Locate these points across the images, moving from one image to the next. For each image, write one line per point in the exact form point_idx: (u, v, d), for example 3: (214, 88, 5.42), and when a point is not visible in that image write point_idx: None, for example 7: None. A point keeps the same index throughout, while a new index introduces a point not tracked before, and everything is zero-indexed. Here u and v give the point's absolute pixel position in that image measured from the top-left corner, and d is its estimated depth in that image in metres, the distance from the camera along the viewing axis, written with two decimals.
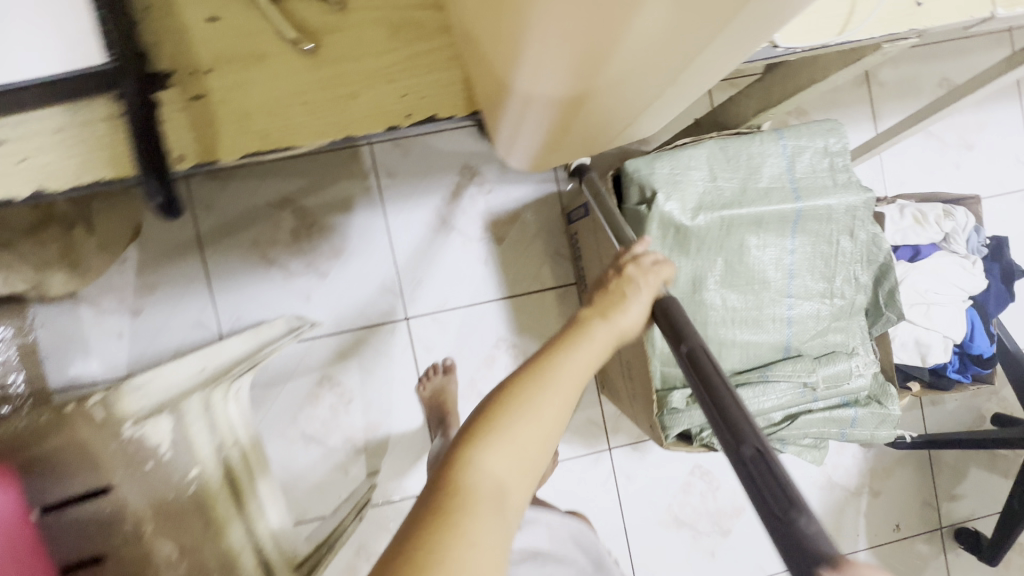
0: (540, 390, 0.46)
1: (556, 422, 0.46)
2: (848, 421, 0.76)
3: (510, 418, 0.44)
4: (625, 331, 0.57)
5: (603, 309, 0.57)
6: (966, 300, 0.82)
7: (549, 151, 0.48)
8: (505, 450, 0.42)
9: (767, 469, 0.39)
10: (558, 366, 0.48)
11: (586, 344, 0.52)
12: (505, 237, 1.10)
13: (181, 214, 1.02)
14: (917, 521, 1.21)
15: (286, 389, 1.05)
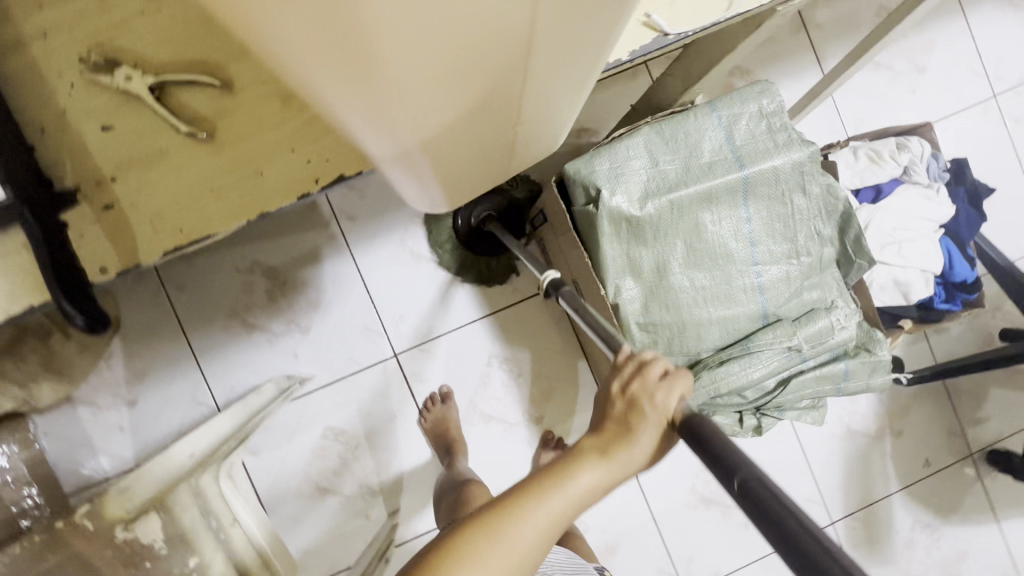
0: (490, 544, 0.43)
1: (505, 571, 0.42)
2: (840, 375, 0.75)
3: (451, 566, 0.42)
4: (626, 467, 0.47)
5: (605, 439, 0.48)
6: (936, 231, 0.80)
7: (455, 181, 0.45)
8: None
9: None
10: (521, 519, 0.44)
11: (566, 490, 0.45)
12: (475, 256, 1.10)
13: (155, 300, 1.03)
14: (946, 453, 1.18)
15: (291, 448, 1.05)
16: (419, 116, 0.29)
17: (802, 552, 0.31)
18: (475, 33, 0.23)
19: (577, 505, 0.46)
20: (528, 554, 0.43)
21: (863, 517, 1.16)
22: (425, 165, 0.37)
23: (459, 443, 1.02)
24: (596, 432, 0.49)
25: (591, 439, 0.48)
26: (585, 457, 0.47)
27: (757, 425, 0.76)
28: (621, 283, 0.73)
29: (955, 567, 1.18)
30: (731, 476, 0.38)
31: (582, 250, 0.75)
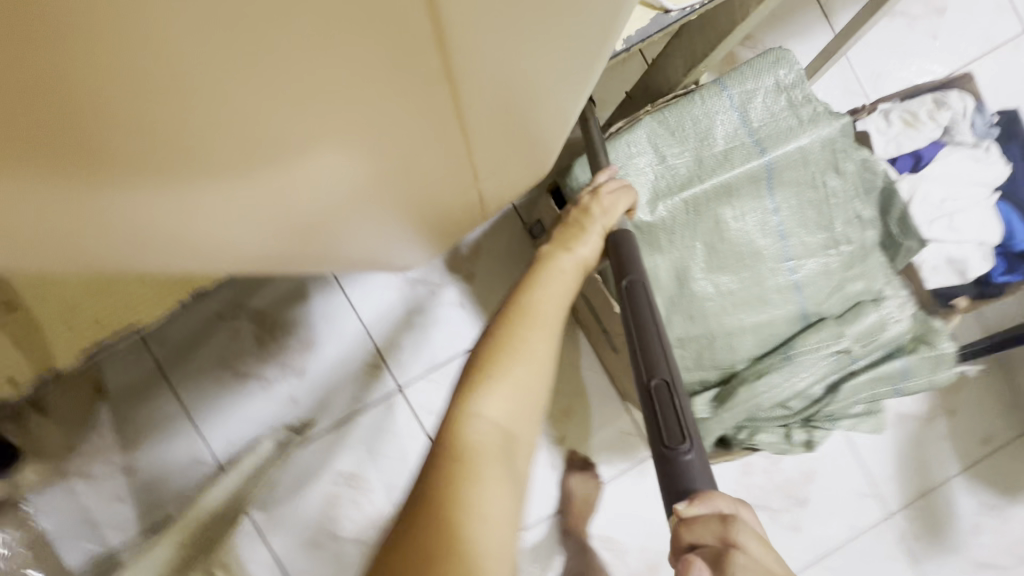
0: (513, 337, 0.46)
1: (542, 356, 0.46)
2: (898, 375, 0.65)
3: (489, 373, 0.44)
4: (589, 258, 0.55)
5: (567, 238, 0.55)
6: (992, 196, 0.70)
7: (440, 214, 0.45)
8: (501, 402, 0.43)
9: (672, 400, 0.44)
10: (529, 307, 0.48)
11: (553, 278, 0.51)
12: (474, 272, 1.01)
13: (139, 359, 0.96)
14: (1007, 428, 1.09)
15: (301, 498, 0.99)
16: (336, 192, 0.29)
17: (638, 314, 0.48)
18: (330, 144, 0.23)
19: (568, 285, 0.52)
20: (549, 336, 0.48)
21: (922, 506, 1.07)
22: (368, 230, 0.39)
23: None
24: (557, 238, 0.56)
25: (554, 245, 0.55)
26: (558, 255, 0.53)
27: (807, 440, 0.66)
28: None
29: None
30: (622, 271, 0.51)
31: None
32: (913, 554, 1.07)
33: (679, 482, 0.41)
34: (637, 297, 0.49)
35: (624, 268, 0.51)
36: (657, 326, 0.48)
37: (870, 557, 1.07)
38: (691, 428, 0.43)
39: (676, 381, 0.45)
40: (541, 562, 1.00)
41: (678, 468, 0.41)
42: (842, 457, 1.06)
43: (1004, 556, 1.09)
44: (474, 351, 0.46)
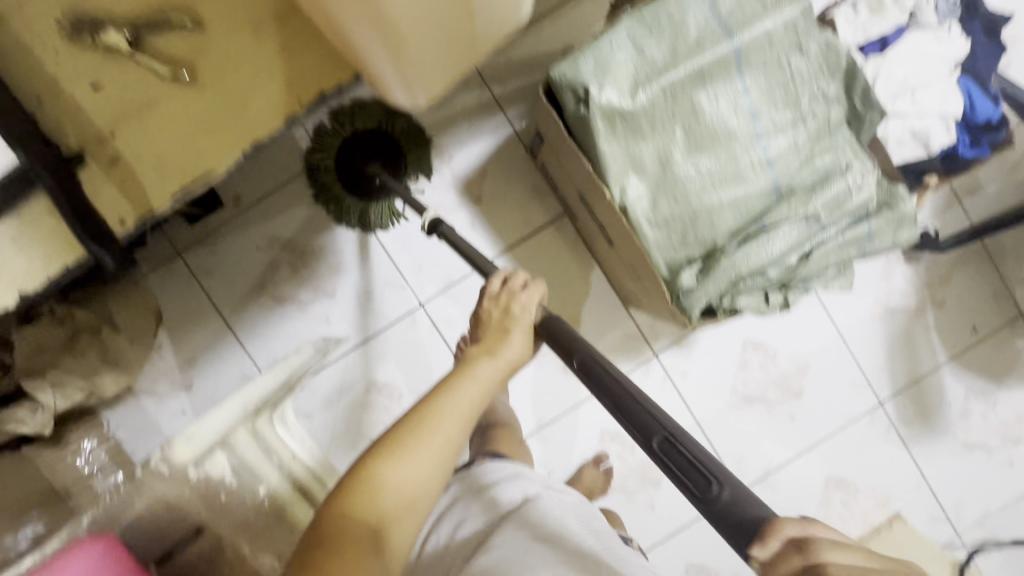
0: (413, 445, 0.50)
1: (430, 463, 0.50)
2: (864, 237, 0.73)
3: (381, 469, 0.49)
4: (513, 361, 0.57)
5: (489, 343, 0.57)
6: (954, 71, 0.76)
7: (405, 29, 0.44)
8: (376, 506, 0.48)
9: (678, 451, 0.43)
10: (437, 418, 0.51)
11: (467, 385, 0.53)
12: (481, 195, 1.10)
13: (189, 289, 1.09)
14: (993, 315, 1.15)
15: (339, 405, 1.11)
16: None
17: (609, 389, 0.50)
18: None
19: (479, 394, 0.54)
20: (446, 446, 0.51)
21: (912, 394, 1.15)
22: None
23: None
24: (482, 339, 0.59)
25: (477, 347, 0.57)
26: (478, 360, 0.56)
27: (783, 301, 0.76)
28: (626, 183, 0.73)
29: (1015, 429, 1.16)
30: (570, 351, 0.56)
31: (581, 153, 0.75)
32: (904, 439, 1.15)
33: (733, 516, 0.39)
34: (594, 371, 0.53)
35: (572, 349, 0.56)
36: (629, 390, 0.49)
37: (863, 441, 1.15)
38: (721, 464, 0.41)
39: (676, 434, 0.44)
40: (557, 453, 1.13)
41: (720, 508, 0.40)
42: (834, 350, 1.14)
43: (993, 438, 1.16)
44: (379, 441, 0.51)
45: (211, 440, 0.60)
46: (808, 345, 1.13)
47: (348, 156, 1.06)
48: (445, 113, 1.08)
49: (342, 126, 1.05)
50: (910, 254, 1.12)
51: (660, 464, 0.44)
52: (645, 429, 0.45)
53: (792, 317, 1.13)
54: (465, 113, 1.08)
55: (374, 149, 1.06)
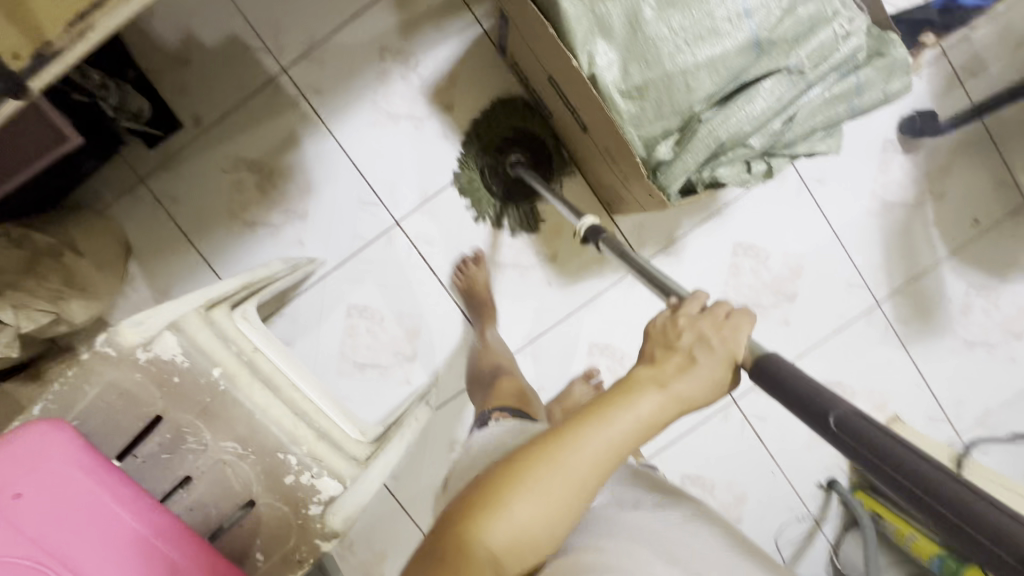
0: (550, 480, 0.43)
1: (565, 501, 0.43)
2: (852, 91, 0.69)
3: (511, 494, 0.42)
4: (690, 398, 0.45)
5: (662, 368, 0.46)
6: None
7: None
8: (501, 537, 0.42)
9: None
10: (583, 455, 0.43)
11: (623, 418, 0.44)
12: (453, 102, 1.04)
13: (157, 217, 1.05)
14: (996, 205, 1.09)
15: (320, 330, 1.08)
16: None
17: (931, 485, 0.31)
18: None
19: (637, 432, 0.44)
20: (584, 484, 0.43)
21: (910, 292, 1.11)
22: None
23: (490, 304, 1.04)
24: (653, 358, 0.47)
25: (647, 368, 0.46)
26: (644, 388, 0.45)
27: (766, 169, 0.72)
28: (593, 48, 0.68)
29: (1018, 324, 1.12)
30: (822, 414, 0.37)
31: (544, 19, 0.70)
32: (902, 339, 1.12)
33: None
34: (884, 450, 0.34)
35: (824, 410, 0.37)
36: (939, 470, 0.32)
37: (859, 343, 1.12)
38: None
39: None
40: (547, 370, 1.11)
41: None
42: (828, 251, 1.09)
43: (994, 333, 1.13)
44: (512, 461, 0.45)
45: (161, 322, 0.57)
46: (801, 246, 1.09)
47: (495, 156, 1.05)
48: (408, 15, 1.02)
49: (498, 123, 1.05)
50: (907, 140, 1.06)
51: None
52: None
53: (784, 217, 1.08)
54: (429, 14, 1.02)
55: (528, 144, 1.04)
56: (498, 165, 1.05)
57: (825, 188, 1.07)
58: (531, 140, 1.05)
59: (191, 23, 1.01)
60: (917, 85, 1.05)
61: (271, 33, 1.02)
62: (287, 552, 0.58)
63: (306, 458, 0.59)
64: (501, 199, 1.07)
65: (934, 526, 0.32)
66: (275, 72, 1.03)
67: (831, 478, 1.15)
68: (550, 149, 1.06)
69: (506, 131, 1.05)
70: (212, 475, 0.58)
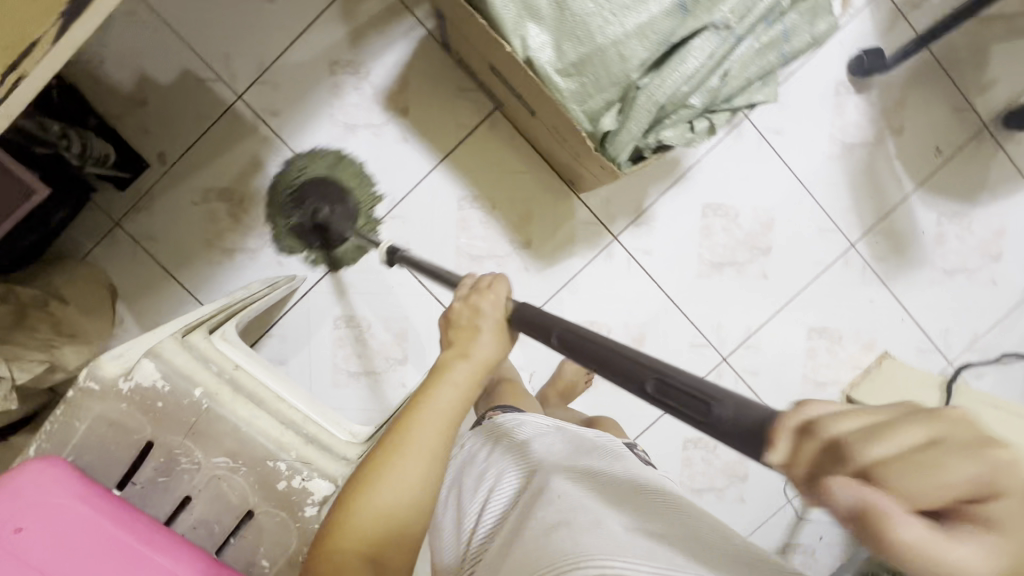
0: (398, 464, 0.53)
1: (421, 475, 0.53)
2: (779, 40, 0.72)
3: (373, 485, 0.52)
4: (486, 360, 0.58)
5: (461, 346, 0.59)
6: None
7: None
8: (376, 515, 0.52)
9: (670, 385, 0.41)
10: (417, 430, 0.54)
11: (440, 397, 0.55)
12: (408, 105, 1.06)
13: (137, 258, 1.07)
14: (956, 132, 1.10)
15: (310, 344, 1.11)
16: None
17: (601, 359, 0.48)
18: None
19: (457, 402, 0.56)
20: (432, 457, 0.54)
21: (883, 229, 1.12)
22: None
23: None
24: (454, 342, 0.60)
25: (451, 351, 0.59)
26: (454, 365, 0.57)
27: (709, 127, 0.75)
28: (525, 33, 0.70)
29: (993, 245, 1.14)
30: (547, 334, 0.55)
31: (473, 11, 0.72)
32: (881, 276, 1.14)
33: (743, 428, 0.35)
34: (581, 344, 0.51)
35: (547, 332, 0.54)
36: (609, 346, 0.49)
37: (839, 285, 1.14)
38: (717, 384, 0.39)
39: (662, 370, 0.43)
40: (539, 355, 1.12)
41: (722, 423, 0.36)
42: (796, 200, 1.11)
43: (972, 259, 1.14)
44: (368, 458, 0.55)
45: (138, 353, 0.59)
46: (768, 199, 1.10)
47: (301, 210, 1.07)
48: (353, 25, 1.04)
49: (300, 171, 1.07)
50: (858, 80, 1.07)
51: (658, 406, 0.42)
52: (635, 379, 0.44)
53: (747, 172, 1.09)
54: (373, 21, 1.04)
55: (326, 190, 1.06)
56: (304, 220, 1.07)
57: (784, 138, 1.08)
58: (335, 189, 1.07)
59: (143, 64, 1.03)
60: (861, 24, 1.06)
61: (221, 62, 1.04)
62: (292, 555, 0.60)
63: (296, 463, 0.61)
64: (318, 249, 1.09)
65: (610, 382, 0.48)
66: (231, 100, 1.05)
67: None
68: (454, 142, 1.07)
69: (308, 183, 1.07)
70: (210, 492, 0.60)
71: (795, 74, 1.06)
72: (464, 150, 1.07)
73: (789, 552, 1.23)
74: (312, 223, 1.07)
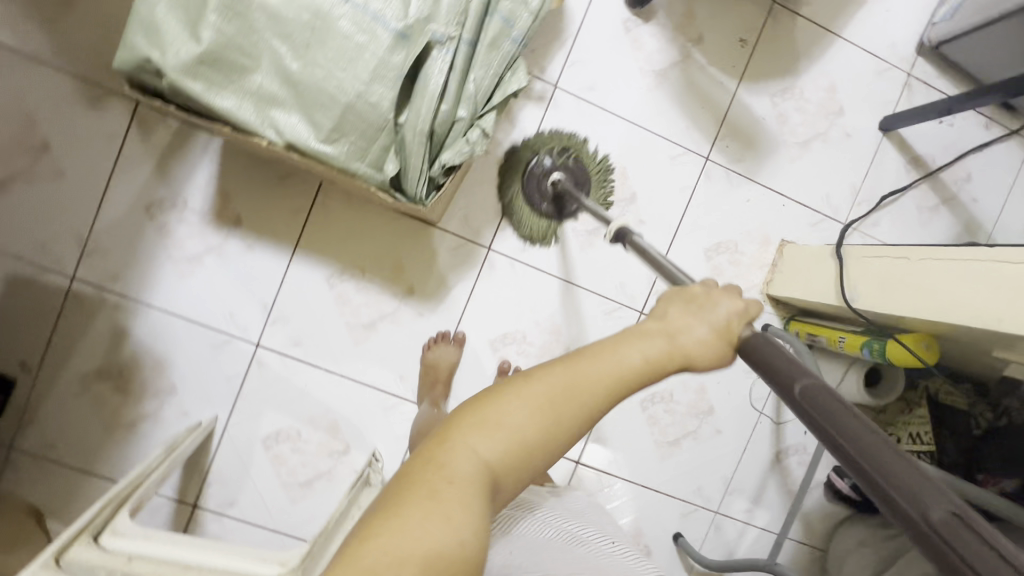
0: (554, 396, 0.48)
1: (559, 427, 0.48)
2: (505, 28, 0.72)
3: (511, 403, 0.47)
4: (692, 351, 0.51)
5: (673, 324, 0.52)
6: None
7: None
8: (493, 446, 0.46)
9: (974, 533, 0.34)
10: (588, 375, 0.49)
11: (622, 355, 0.50)
12: (240, 214, 1.04)
13: (43, 470, 1.04)
14: (752, 16, 1.12)
15: (250, 475, 1.09)
16: None
17: (870, 452, 0.39)
18: None
19: (635, 374, 0.50)
20: (578, 415, 0.48)
21: (728, 132, 1.14)
22: None
23: (443, 388, 1.07)
24: (668, 314, 0.53)
25: (659, 323, 0.53)
26: (652, 335, 0.51)
27: (483, 131, 0.75)
28: (274, 121, 0.69)
29: (832, 103, 1.16)
30: (783, 382, 0.45)
31: (217, 123, 0.70)
32: (746, 175, 1.15)
33: None
34: (836, 424, 0.41)
35: (787, 382, 0.45)
36: (881, 441, 0.39)
37: (712, 199, 1.15)
38: None
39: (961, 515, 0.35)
40: (469, 386, 1.13)
41: None
42: (638, 141, 1.12)
43: (819, 123, 1.16)
44: (520, 377, 0.49)
45: None
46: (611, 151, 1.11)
47: (535, 180, 1.08)
48: (151, 163, 1.02)
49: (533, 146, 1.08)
50: (640, 10, 1.09)
51: (935, 546, 0.34)
52: (916, 502, 0.36)
53: (582, 136, 1.10)
54: (168, 152, 1.02)
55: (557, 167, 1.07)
56: (540, 193, 1.08)
57: (600, 92, 1.09)
58: (575, 164, 1.08)
59: None
60: None
61: (39, 253, 1.01)
62: None
63: None
64: (553, 217, 1.10)
65: (862, 481, 0.39)
66: (65, 284, 1.02)
67: (764, 325, 1.17)
68: (301, 230, 1.06)
69: (549, 157, 1.07)
70: None
71: (582, 29, 1.07)
72: (315, 232, 1.06)
73: (783, 456, 1.24)
74: (549, 194, 1.08)
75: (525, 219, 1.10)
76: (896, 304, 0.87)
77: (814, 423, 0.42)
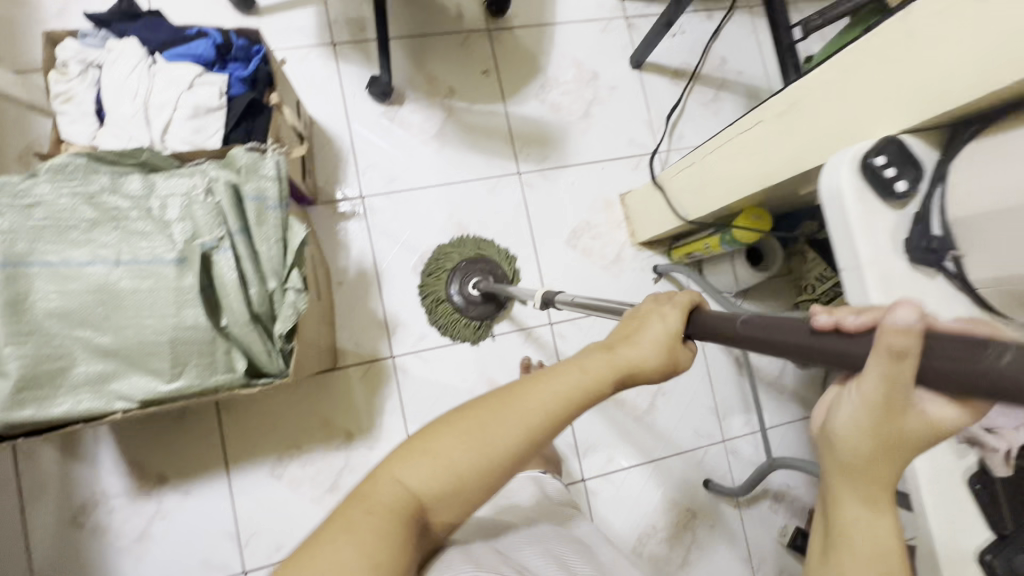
0: (491, 418, 0.48)
1: (489, 455, 0.47)
2: (262, 201, 0.79)
3: (443, 430, 0.48)
4: (636, 363, 0.50)
5: (627, 341, 0.51)
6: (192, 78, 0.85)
7: None
8: (420, 477, 0.46)
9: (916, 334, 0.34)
10: (530, 396, 0.49)
11: (565, 375, 0.50)
12: (161, 471, 1.05)
13: None
14: (479, 50, 1.26)
15: None
16: None
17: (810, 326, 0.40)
18: None
19: (574, 395, 0.49)
20: (510, 448, 0.47)
21: (521, 144, 1.25)
22: None
23: None
24: (620, 333, 0.53)
25: (611, 339, 0.53)
26: (597, 355, 0.51)
27: (298, 287, 0.80)
28: (115, 393, 0.72)
29: (584, 72, 1.30)
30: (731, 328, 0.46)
31: (69, 425, 0.73)
32: (558, 166, 1.26)
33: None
34: (777, 329, 0.42)
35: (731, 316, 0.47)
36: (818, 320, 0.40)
37: (545, 199, 1.25)
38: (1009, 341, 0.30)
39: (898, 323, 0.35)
40: None
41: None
42: (456, 194, 1.21)
43: (586, 93, 1.30)
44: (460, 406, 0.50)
45: None
46: (439, 215, 1.20)
47: (459, 286, 1.16)
48: (54, 480, 1.02)
49: (449, 255, 1.18)
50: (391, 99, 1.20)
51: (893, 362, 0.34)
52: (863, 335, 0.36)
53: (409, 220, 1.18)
54: (64, 461, 1.03)
55: (475, 272, 1.17)
56: (466, 301, 1.17)
57: (400, 178, 1.19)
58: (483, 263, 1.18)
59: None
60: (350, 73, 1.19)
61: None
62: None
63: None
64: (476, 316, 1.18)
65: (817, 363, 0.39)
66: None
67: (654, 268, 1.26)
68: (223, 449, 1.07)
69: (459, 264, 1.17)
70: None
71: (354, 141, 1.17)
72: (237, 442, 1.08)
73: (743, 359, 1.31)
74: (476, 299, 1.17)
75: (452, 320, 1.17)
76: (712, 203, 0.96)
77: (763, 338, 0.43)
